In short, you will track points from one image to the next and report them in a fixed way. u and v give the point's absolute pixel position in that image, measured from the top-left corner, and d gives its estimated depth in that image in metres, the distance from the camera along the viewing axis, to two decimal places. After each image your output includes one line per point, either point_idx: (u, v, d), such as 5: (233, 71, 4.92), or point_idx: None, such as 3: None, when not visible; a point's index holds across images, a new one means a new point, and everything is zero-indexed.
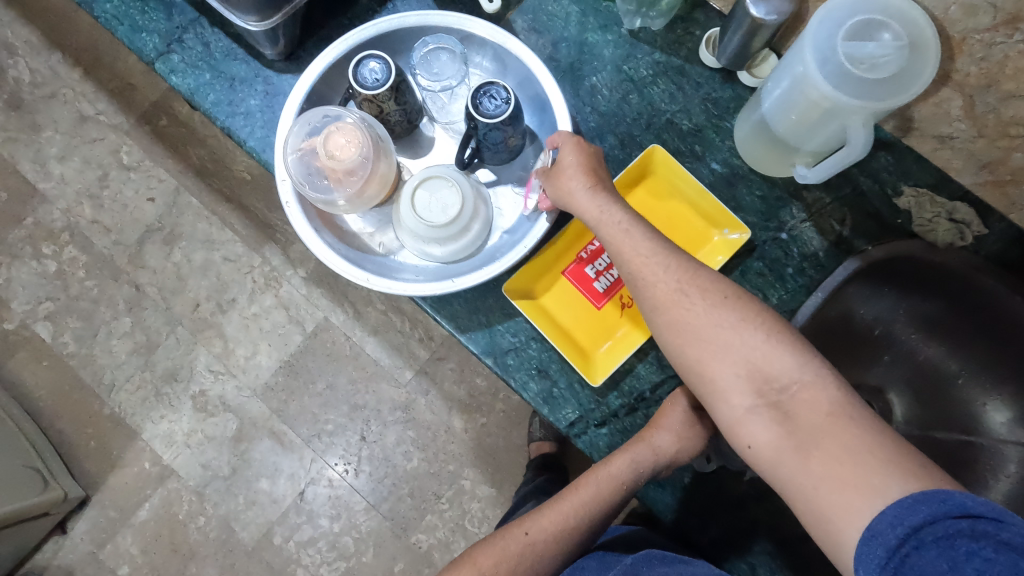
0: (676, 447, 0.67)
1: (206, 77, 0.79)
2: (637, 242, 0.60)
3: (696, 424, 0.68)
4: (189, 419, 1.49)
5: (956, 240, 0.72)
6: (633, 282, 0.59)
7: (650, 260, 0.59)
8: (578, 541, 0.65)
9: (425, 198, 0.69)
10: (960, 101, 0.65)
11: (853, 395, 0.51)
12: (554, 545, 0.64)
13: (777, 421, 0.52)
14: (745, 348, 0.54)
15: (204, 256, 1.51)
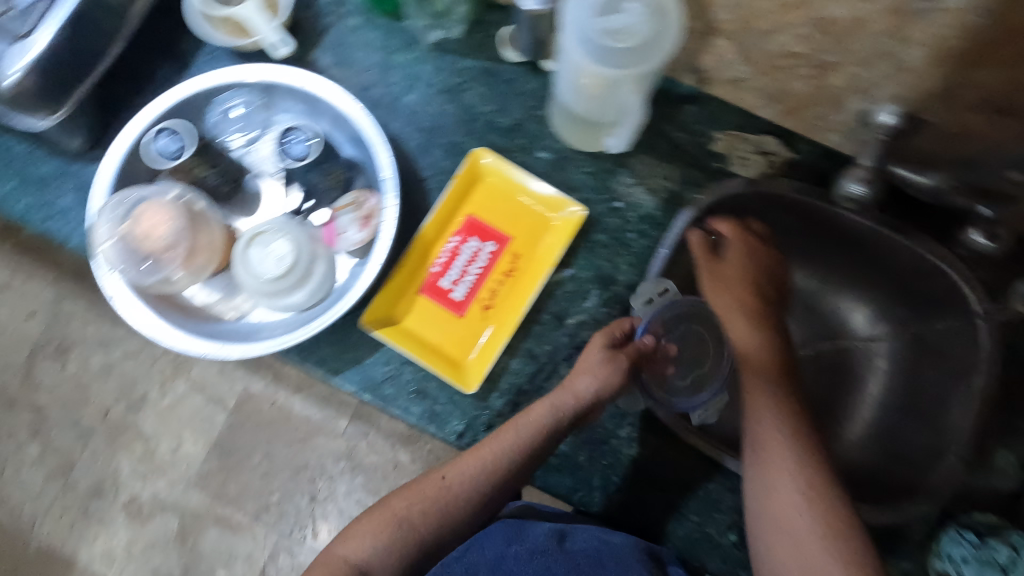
0: (599, 389, 0.67)
1: (13, 184, 0.76)
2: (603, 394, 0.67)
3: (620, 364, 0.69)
4: (124, 530, 1.48)
5: (769, 170, 0.77)
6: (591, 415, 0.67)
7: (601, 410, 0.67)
8: (508, 481, 0.65)
9: (259, 253, 0.68)
10: (730, 46, 0.68)
11: (833, 509, 0.60)
12: (472, 484, 0.64)
13: (818, 524, 0.59)
14: (791, 484, 0.62)
15: (102, 359, 1.49)
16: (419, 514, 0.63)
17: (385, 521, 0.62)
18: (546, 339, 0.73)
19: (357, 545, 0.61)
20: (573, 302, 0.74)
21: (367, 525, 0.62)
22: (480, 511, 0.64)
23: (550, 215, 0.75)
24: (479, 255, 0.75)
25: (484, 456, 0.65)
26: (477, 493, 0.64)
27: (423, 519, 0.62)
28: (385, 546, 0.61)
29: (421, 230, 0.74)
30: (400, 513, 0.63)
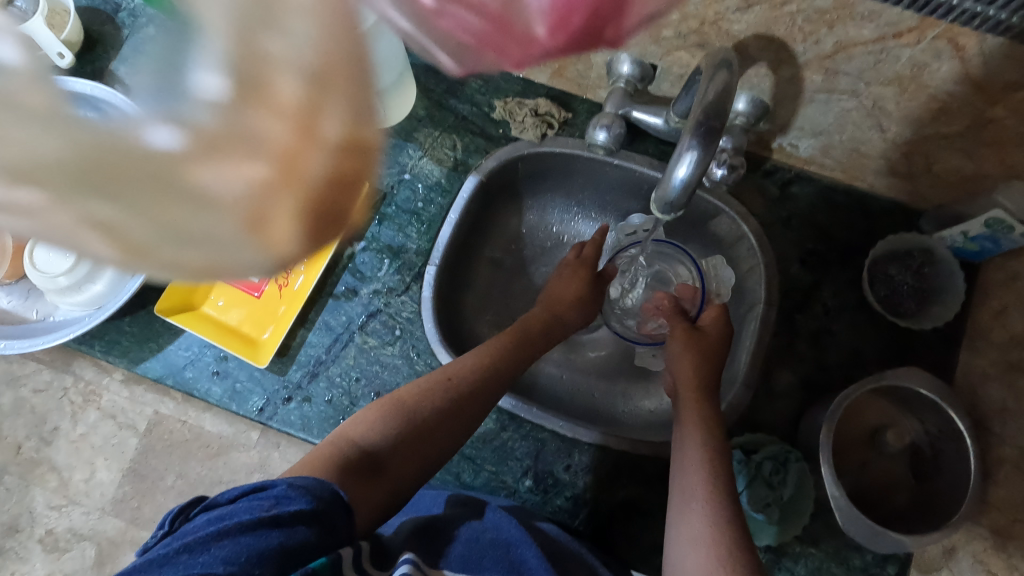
0: (505, 362, 0.69)
1: None
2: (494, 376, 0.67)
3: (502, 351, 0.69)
4: (43, 562, 1.49)
5: (547, 130, 0.80)
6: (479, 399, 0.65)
7: (490, 390, 0.66)
8: (429, 419, 0.62)
9: (45, 252, 0.72)
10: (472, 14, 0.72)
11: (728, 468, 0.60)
12: (431, 400, 0.63)
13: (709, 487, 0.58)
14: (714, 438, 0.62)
15: (12, 396, 1.52)
16: (409, 413, 0.62)
17: (365, 419, 0.61)
18: (340, 310, 0.76)
19: (368, 424, 0.61)
20: (367, 272, 0.77)
21: (403, 394, 0.63)
22: (444, 422, 0.63)
23: None
24: None
25: (461, 369, 0.66)
26: (452, 402, 0.63)
27: (406, 417, 0.61)
28: (389, 428, 0.60)
29: None
30: (367, 417, 0.62)
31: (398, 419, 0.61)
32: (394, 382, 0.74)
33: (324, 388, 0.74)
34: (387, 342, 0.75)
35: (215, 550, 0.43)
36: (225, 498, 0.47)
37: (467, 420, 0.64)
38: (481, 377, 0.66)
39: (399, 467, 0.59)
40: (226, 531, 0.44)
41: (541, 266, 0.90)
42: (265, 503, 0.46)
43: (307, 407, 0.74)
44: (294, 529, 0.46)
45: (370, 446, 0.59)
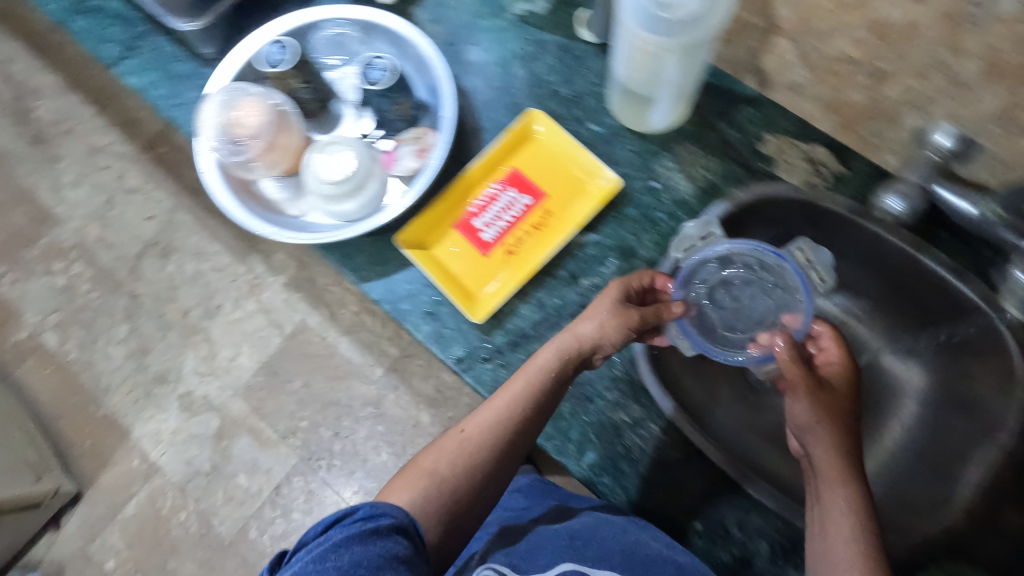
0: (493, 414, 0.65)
1: (156, 75, 0.92)
2: (520, 405, 0.65)
3: (508, 393, 0.65)
4: (176, 417, 1.64)
5: (817, 180, 0.77)
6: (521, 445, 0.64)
7: (534, 420, 0.65)
8: (464, 484, 0.62)
9: (324, 160, 0.79)
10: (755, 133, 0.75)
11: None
12: (455, 461, 0.63)
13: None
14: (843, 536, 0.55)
15: (194, 266, 1.74)
16: (439, 476, 0.62)
17: (407, 490, 0.62)
18: (558, 293, 0.77)
19: (399, 499, 0.61)
20: (592, 265, 0.78)
21: (436, 469, 0.63)
22: (487, 476, 0.63)
23: (588, 181, 0.80)
24: (514, 205, 0.80)
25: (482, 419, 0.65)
26: (479, 463, 0.63)
27: (438, 483, 0.61)
28: (421, 501, 0.60)
29: (467, 171, 0.80)
30: (402, 484, 0.62)
31: (429, 483, 0.62)
32: (590, 378, 0.74)
33: (521, 361, 0.75)
34: None
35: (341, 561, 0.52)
36: (317, 530, 0.55)
37: (503, 463, 0.65)
38: (504, 418, 0.65)
39: (435, 525, 0.60)
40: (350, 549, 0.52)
41: None
42: (357, 522, 0.55)
43: (501, 372, 0.75)
44: (395, 538, 0.55)
45: (415, 497, 0.60)
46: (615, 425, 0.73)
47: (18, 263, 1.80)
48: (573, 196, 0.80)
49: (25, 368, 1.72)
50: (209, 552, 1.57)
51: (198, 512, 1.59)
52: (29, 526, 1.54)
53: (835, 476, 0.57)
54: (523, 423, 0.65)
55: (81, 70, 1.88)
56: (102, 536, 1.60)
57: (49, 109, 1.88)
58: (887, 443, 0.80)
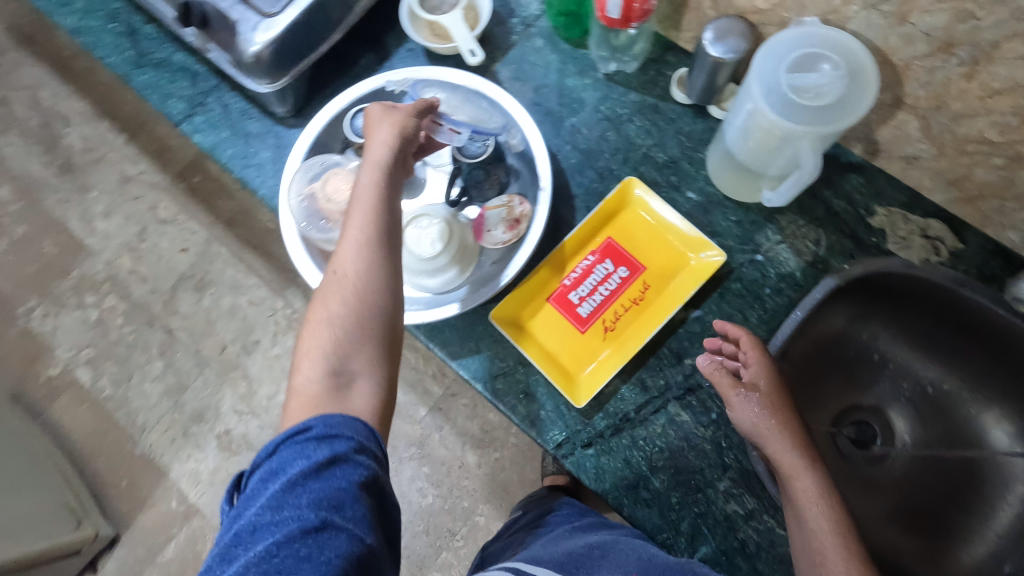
0: (342, 275, 0.60)
1: (224, 134, 0.89)
2: (334, 307, 0.59)
3: (352, 285, 0.59)
4: (214, 457, 1.61)
5: (932, 255, 0.73)
6: (347, 286, 0.59)
7: (366, 255, 0.60)
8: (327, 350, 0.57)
9: (413, 234, 0.76)
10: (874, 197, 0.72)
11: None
12: (314, 360, 0.57)
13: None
14: (808, 500, 0.58)
15: (231, 300, 1.71)
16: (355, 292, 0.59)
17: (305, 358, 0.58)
18: (661, 373, 0.74)
19: (308, 372, 0.57)
20: (696, 343, 0.74)
21: (326, 314, 0.59)
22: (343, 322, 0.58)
23: (689, 255, 0.77)
24: (611, 278, 0.77)
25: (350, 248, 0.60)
26: (329, 352, 0.57)
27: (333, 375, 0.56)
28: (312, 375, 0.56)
29: (564, 242, 0.78)
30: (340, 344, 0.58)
31: (329, 344, 0.58)
32: (698, 466, 0.71)
33: (625, 447, 0.72)
34: (701, 422, 0.72)
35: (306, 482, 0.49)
36: (265, 453, 0.52)
37: (390, 254, 0.62)
38: (355, 278, 0.59)
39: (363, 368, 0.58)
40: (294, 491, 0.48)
41: (832, 375, 0.86)
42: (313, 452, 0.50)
43: (603, 459, 0.72)
44: (359, 461, 0.52)
45: (324, 375, 0.56)
46: (728, 517, 0.69)
47: (49, 296, 1.76)
48: (673, 269, 0.76)
49: (56, 405, 1.68)
50: None
51: None
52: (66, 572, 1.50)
53: (797, 466, 0.59)
54: (361, 283, 0.59)
55: (112, 96, 1.85)
56: None
57: (78, 136, 1.85)
58: (996, 524, 0.77)
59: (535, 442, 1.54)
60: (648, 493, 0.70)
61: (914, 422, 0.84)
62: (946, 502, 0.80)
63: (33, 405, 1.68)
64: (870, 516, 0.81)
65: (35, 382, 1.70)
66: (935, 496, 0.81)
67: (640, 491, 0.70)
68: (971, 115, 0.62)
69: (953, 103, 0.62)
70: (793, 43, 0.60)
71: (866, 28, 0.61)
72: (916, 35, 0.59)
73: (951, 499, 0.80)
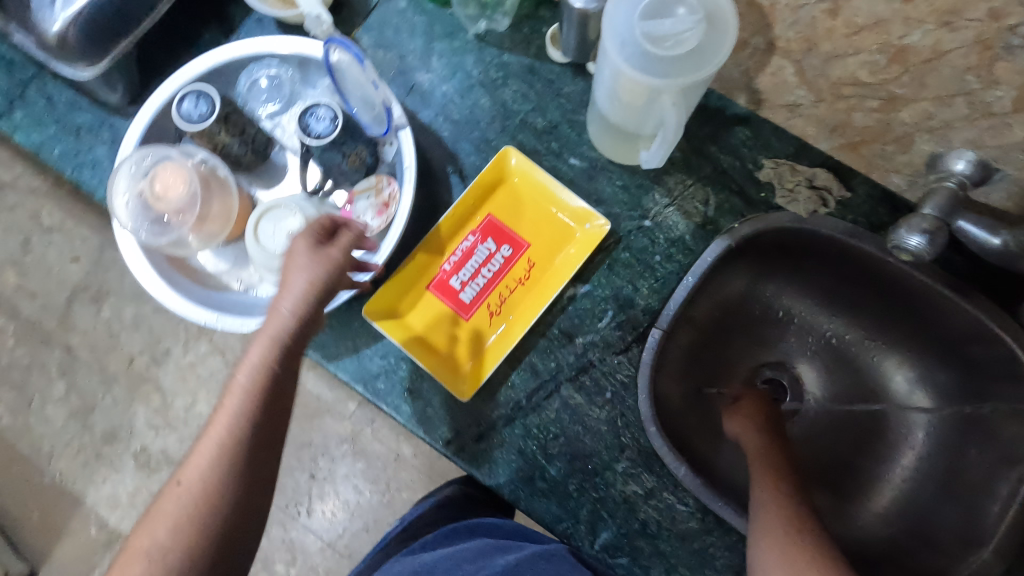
0: (225, 433, 0.54)
1: (51, 130, 0.78)
2: (220, 432, 0.54)
3: (240, 424, 0.55)
4: (133, 477, 1.51)
5: (820, 207, 0.70)
6: (215, 464, 0.53)
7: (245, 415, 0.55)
8: (201, 525, 0.52)
9: (267, 229, 0.68)
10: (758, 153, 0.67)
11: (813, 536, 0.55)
12: (185, 512, 0.52)
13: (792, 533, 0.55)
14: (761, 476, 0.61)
15: (133, 309, 1.57)
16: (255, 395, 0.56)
17: (180, 484, 0.54)
18: (551, 355, 0.69)
19: (161, 527, 0.52)
20: (586, 320, 0.70)
21: (211, 443, 0.54)
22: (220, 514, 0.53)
23: (574, 226, 0.71)
24: (494, 258, 0.71)
25: (252, 360, 0.57)
26: (202, 491, 0.53)
27: (182, 525, 0.52)
28: (171, 535, 0.51)
29: (439, 223, 0.71)
30: (220, 437, 0.54)
31: (206, 466, 0.53)
32: (595, 449, 0.67)
33: (518, 438, 0.68)
34: (596, 402, 0.68)
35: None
36: None
37: (274, 422, 0.56)
38: (226, 466, 0.53)
39: (236, 493, 0.53)
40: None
41: (740, 337, 0.84)
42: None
43: (496, 453, 0.67)
44: None
45: (178, 531, 0.52)
46: (627, 499, 0.66)
47: None
48: (559, 244, 0.71)
49: None
50: None
51: None
52: None
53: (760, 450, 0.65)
54: (244, 453, 0.54)
55: None
56: None
57: None
58: (898, 471, 0.77)
59: None
60: (544, 483, 0.67)
61: (820, 373, 0.83)
62: (854, 452, 0.80)
63: None
64: None
65: None
66: (845, 448, 0.80)
67: (536, 482, 0.67)
68: (840, 56, 0.58)
69: (822, 44, 0.58)
70: None
71: None
72: None
73: (859, 448, 0.80)
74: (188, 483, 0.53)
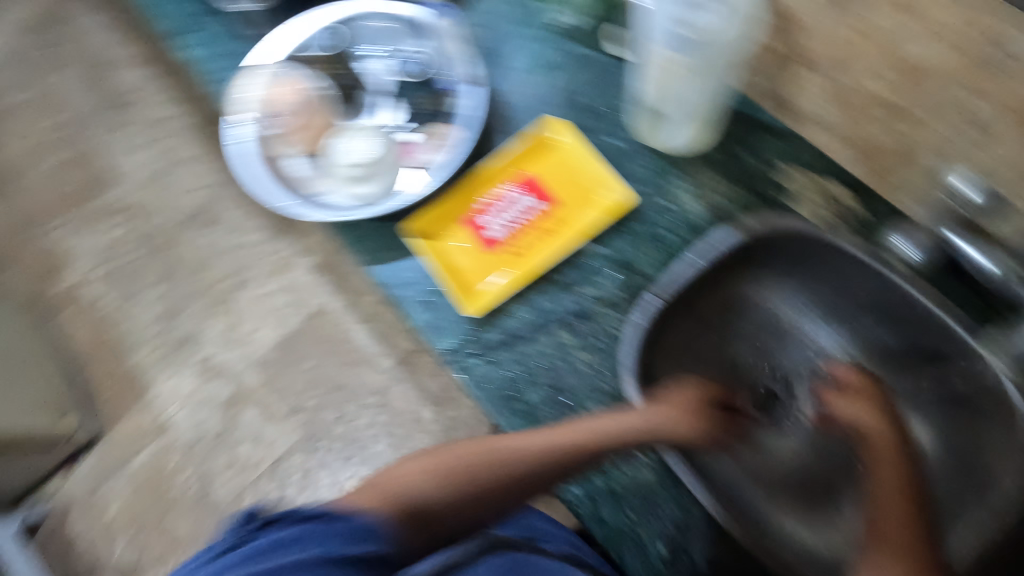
0: (605, 427, 0.63)
1: (209, 50, 0.98)
2: (516, 460, 0.60)
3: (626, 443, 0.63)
4: (193, 379, 1.71)
5: (835, 219, 0.75)
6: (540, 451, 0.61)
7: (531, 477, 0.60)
8: (466, 491, 0.59)
9: (343, 144, 0.83)
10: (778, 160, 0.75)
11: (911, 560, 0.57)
12: (464, 472, 0.59)
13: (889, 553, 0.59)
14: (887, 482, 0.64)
15: (231, 238, 1.81)
16: (491, 469, 0.60)
17: (460, 447, 0.62)
18: (556, 298, 0.78)
19: (421, 473, 0.59)
20: (593, 275, 0.78)
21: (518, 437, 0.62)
22: (494, 483, 0.60)
23: (600, 194, 0.81)
24: (525, 208, 0.81)
25: (600, 419, 0.64)
26: (498, 471, 0.60)
27: (444, 486, 0.59)
28: (432, 486, 0.59)
29: (486, 169, 0.83)
30: (452, 461, 0.60)
31: (488, 463, 0.60)
32: (575, 387, 0.74)
33: (510, 361, 0.76)
34: (586, 347, 0.76)
35: (300, 560, 0.50)
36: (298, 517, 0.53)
37: (542, 484, 0.62)
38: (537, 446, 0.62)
39: (498, 475, 0.60)
40: (264, 560, 0.51)
41: (745, 343, 0.86)
42: (228, 535, 0.55)
43: (487, 369, 0.76)
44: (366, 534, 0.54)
45: (423, 479, 0.59)
46: None
47: (73, 215, 1.91)
48: (583, 205, 0.80)
49: (64, 314, 1.82)
50: (205, 514, 1.61)
51: (200, 472, 1.65)
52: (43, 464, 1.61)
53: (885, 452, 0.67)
54: (494, 484, 0.60)
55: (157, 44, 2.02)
56: (108, 484, 1.67)
57: (123, 75, 2.00)
58: None
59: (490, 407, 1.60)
60: (522, 405, 0.74)
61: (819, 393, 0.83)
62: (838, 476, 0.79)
63: (46, 310, 1.83)
64: (757, 477, 0.81)
65: (50, 290, 1.85)
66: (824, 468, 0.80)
67: (515, 402, 0.74)
68: None
69: None
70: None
71: None
72: None
73: (843, 471, 0.79)
74: (464, 454, 0.61)
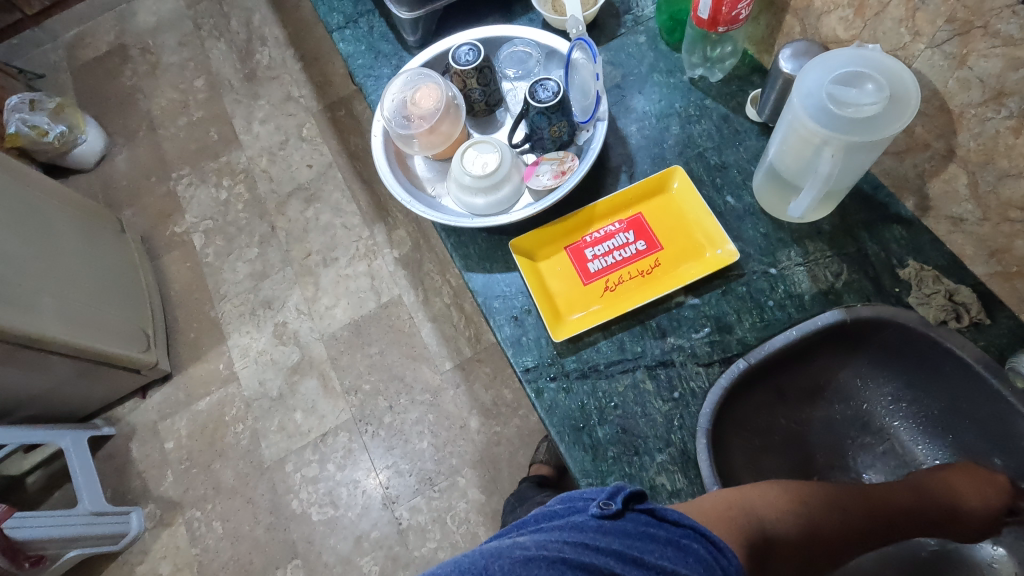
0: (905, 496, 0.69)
1: (362, 48, 1.06)
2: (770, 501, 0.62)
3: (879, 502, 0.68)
4: (266, 340, 1.81)
5: (951, 319, 0.70)
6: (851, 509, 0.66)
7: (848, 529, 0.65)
8: (796, 526, 0.62)
9: (472, 155, 0.86)
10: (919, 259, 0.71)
11: None
12: (799, 513, 0.62)
13: None
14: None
15: (328, 218, 1.93)
16: (745, 522, 0.59)
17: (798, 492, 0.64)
18: (641, 341, 0.78)
19: (771, 512, 0.61)
20: (683, 326, 0.78)
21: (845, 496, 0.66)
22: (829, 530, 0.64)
23: (706, 248, 0.81)
24: (628, 247, 0.82)
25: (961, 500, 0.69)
26: (825, 515, 0.64)
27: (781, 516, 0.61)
28: (753, 523, 0.60)
29: (597, 203, 0.85)
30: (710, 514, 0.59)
31: (799, 502, 0.63)
32: (645, 433, 0.74)
33: (585, 392, 0.76)
34: (662, 395, 0.75)
35: (639, 559, 0.49)
36: (631, 528, 0.51)
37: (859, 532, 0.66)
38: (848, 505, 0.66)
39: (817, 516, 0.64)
40: (629, 545, 0.50)
41: (826, 427, 0.82)
42: (603, 497, 0.55)
43: (561, 396, 0.77)
44: (609, 525, 0.52)
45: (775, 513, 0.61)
46: (653, 487, 0.71)
47: (196, 169, 2.08)
48: (688, 256, 0.80)
49: (169, 255, 1.98)
50: (249, 469, 1.69)
51: (253, 428, 1.73)
52: (122, 388, 1.74)
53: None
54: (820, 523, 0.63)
55: (303, 33, 2.20)
56: (170, 419, 1.77)
57: (267, 54, 2.19)
58: None
59: (536, 432, 1.61)
60: (589, 439, 0.74)
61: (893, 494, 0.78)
62: None
63: (153, 249, 1.99)
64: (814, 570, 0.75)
65: (161, 232, 2.01)
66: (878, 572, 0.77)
67: (582, 433, 0.74)
68: (1018, 175, 0.61)
69: (1001, 159, 0.62)
70: (849, 61, 0.62)
71: (927, 67, 0.64)
72: (973, 80, 0.61)
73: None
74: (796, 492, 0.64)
